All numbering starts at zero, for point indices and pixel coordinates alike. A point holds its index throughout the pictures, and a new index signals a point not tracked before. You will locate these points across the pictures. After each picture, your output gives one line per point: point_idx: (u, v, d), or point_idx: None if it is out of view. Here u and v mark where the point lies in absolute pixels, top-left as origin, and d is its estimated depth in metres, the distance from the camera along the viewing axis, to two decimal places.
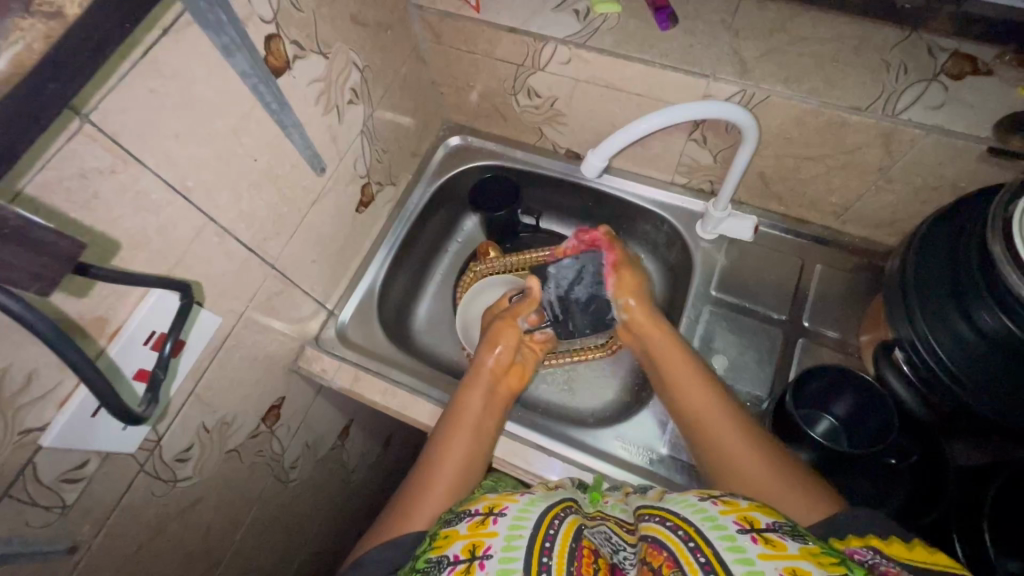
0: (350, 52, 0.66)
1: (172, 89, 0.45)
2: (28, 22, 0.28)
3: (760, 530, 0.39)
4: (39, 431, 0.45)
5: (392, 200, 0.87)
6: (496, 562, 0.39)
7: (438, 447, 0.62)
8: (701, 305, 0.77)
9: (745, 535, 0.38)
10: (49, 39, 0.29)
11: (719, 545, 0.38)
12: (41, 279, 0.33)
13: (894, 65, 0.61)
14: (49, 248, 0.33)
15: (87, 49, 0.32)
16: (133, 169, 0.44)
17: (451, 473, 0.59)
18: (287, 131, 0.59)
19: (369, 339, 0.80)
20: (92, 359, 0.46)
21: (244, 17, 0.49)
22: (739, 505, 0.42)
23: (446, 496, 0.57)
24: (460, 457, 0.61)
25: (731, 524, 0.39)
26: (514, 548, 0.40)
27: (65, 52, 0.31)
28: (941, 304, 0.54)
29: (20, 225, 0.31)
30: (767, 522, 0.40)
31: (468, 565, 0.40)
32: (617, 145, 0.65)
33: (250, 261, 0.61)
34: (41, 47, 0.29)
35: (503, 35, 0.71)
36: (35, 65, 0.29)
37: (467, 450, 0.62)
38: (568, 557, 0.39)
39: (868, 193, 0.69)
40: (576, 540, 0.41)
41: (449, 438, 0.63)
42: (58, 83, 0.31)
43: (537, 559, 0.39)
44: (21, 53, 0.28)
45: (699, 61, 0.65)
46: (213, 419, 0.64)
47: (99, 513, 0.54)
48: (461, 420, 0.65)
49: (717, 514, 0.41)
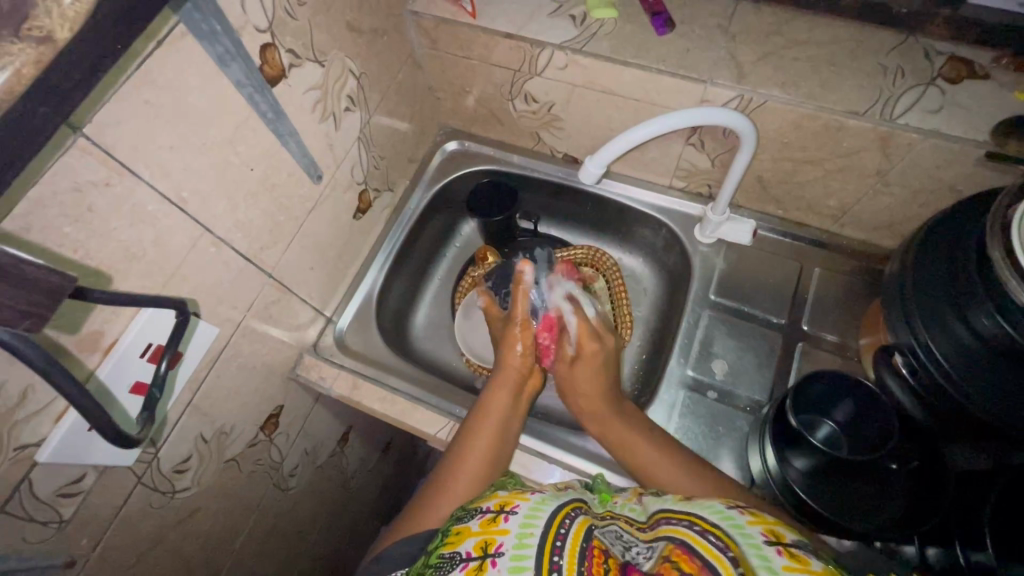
0: (346, 60, 0.66)
1: (165, 100, 0.45)
2: (18, 47, 0.27)
3: (786, 545, 0.40)
4: (35, 446, 0.44)
5: (389, 206, 0.87)
6: (507, 560, 0.41)
7: (463, 449, 0.62)
8: (700, 310, 0.77)
9: (771, 546, 0.39)
10: (39, 63, 0.29)
11: (747, 551, 0.39)
12: (32, 316, 0.33)
13: (891, 69, 0.61)
14: (36, 284, 0.33)
15: (79, 73, 0.32)
16: (127, 181, 0.44)
17: (471, 479, 0.59)
18: (283, 139, 0.59)
19: (367, 346, 0.80)
20: (82, 383, 0.46)
21: (238, 28, 0.49)
22: (765, 518, 0.43)
23: (481, 468, 0.61)
24: (487, 460, 0.62)
25: (758, 534, 0.40)
26: (526, 546, 0.41)
27: (56, 75, 0.31)
28: (938, 307, 0.54)
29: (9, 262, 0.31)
30: (791, 538, 0.41)
31: (481, 562, 0.41)
32: (616, 151, 0.64)
33: (247, 270, 0.61)
34: (29, 71, 0.28)
35: (499, 41, 0.71)
36: (22, 91, 0.28)
37: (491, 457, 0.62)
38: (578, 557, 0.40)
39: (866, 196, 0.69)
40: (586, 540, 0.42)
41: (473, 440, 0.63)
42: (50, 108, 0.32)
43: (548, 559, 0.40)
44: (10, 79, 0.27)
45: (695, 66, 0.65)
46: (212, 430, 0.64)
47: (97, 527, 0.54)
48: (490, 403, 0.68)
49: (744, 523, 0.41)
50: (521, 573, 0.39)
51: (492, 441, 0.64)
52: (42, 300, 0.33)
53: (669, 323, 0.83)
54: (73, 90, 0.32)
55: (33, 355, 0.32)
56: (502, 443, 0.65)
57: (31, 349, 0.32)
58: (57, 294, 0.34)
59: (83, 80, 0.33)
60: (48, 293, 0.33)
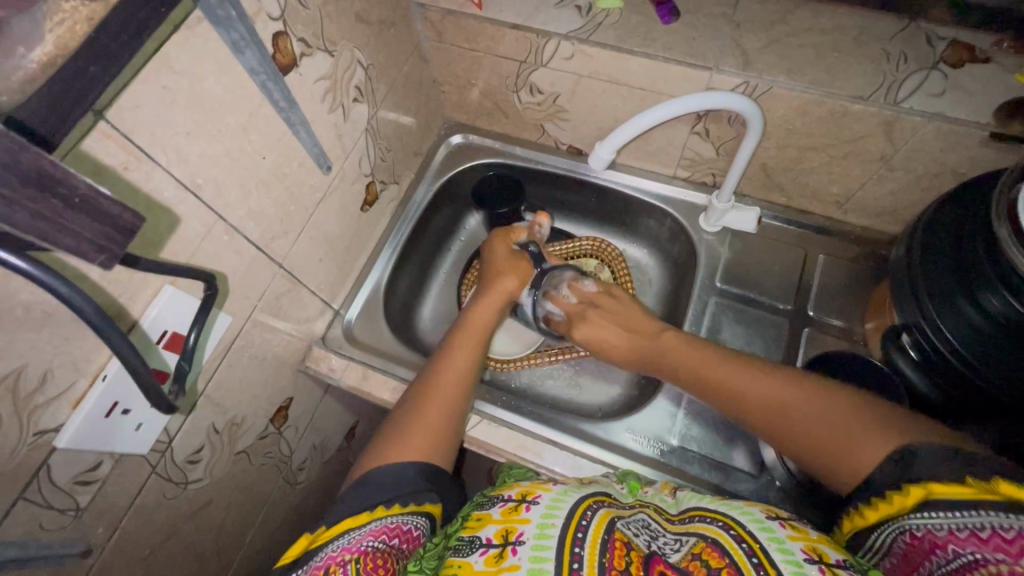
0: (355, 51, 0.66)
1: (182, 85, 0.45)
2: (71, 5, 0.31)
3: (829, 564, 0.40)
4: (54, 432, 0.44)
5: (396, 199, 0.87)
6: (528, 548, 0.42)
7: (423, 398, 0.60)
8: (707, 297, 0.78)
9: (812, 564, 0.39)
10: (91, 20, 0.32)
11: (783, 567, 0.39)
12: (107, 252, 0.34)
13: (894, 55, 0.62)
14: (115, 221, 0.34)
15: (124, 33, 0.34)
16: (145, 165, 0.44)
17: (433, 430, 0.57)
18: (294, 129, 0.59)
19: (375, 338, 0.80)
20: (125, 333, 0.46)
21: (253, 14, 0.49)
22: (808, 535, 0.43)
23: (438, 424, 0.58)
24: (442, 420, 0.59)
25: (799, 551, 0.41)
26: (547, 537, 0.43)
27: (104, 36, 0.34)
28: (950, 287, 0.55)
29: (89, 193, 0.32)
30: (836, 557, 0.40)
31: (502, 549, 0.43)
32: (625, 135, 0.64)
33: (258, 259, 0.61)
34: (83, 28, 0.32)
35: (506, 31, 0.71)
36: (76, 45, 0.32)
37: (455, 410, 0.60)
38: (600, 548, 0.42)
39: (870, 182, 0.70)
40: (609, 531, 0.43)
41: (427, 397, 0.60)
42: (100, 68, 0.34)
43: (569, 549, 0.41)
44: (64, 33, 0.31)
45: (702, 53, 0.66)
46: (223, 421, 0.64)
47: (113, 516, 0.53)
48: (445, 377, 0.62)
49: (784, 537, 0.42)
50: (542, 563, 0.41)
51: (451, 401, 0.61)
52: (115, 236, 0.34)
53: (675, 312, 0.83)
54: (120, 51, 0.35)
55: (86, 308, 0.31)
56: (465, 394, 0.62)
57: (88, 304, 0.31)
58: (133, 233, 0.35)
59: (132, 41, 0.35)
60: (124, 232, 0.35)
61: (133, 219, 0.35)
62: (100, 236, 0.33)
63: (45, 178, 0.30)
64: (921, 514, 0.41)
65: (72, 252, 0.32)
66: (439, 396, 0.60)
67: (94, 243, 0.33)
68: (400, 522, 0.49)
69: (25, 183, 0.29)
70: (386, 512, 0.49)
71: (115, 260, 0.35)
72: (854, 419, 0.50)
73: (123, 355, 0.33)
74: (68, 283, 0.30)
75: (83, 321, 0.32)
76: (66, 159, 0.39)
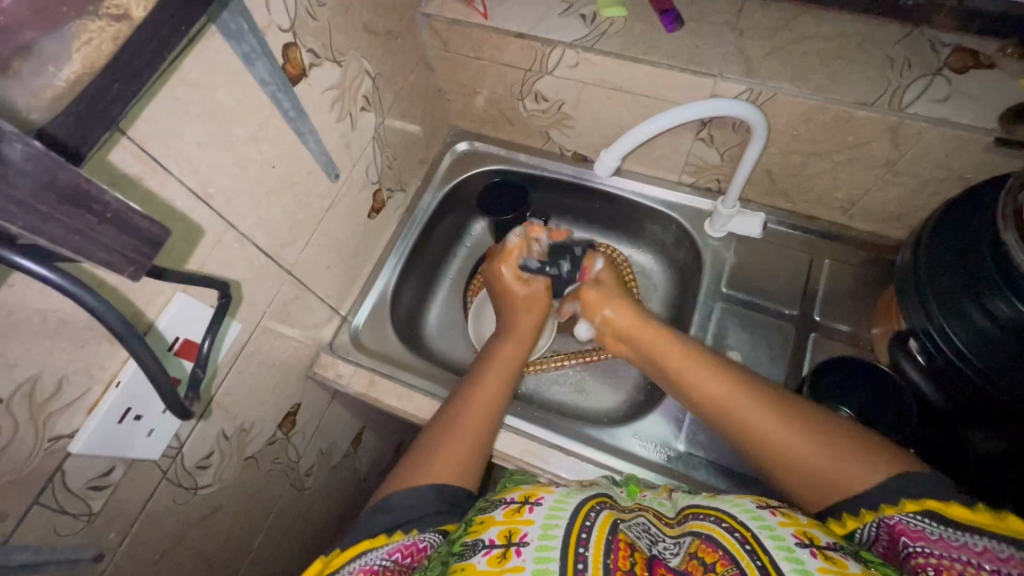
0: (362, 61, 0.67)
1: (196, 97, 0.46)
2: (98, 24, 0.33)
3: (821, 547, 0.40)
4: (69, 437, 0.45)
5: (402, 207, 0.88)
6: (532, 550, 0.42)
7: (449, 422, 0.60)
8: (713, 302, 0.78)
9: (804, 549, 0.40)
10: (115, 40, 0.34)
11: (776, 554, 0.39)
12: (134, 263, 0.35)
13: (897, 61, 0.62)
14: (143, 233, 0.35)
15: (146, 51, 0.35)
16: (159, 176, 0.45)
17: (460, 455, 0.57)
18: (303, 138, 0.60)
19: (381, 344, 0.81)
20: (142, 333, 0.47)
21: (263, 26, 0.50)
22: (799, 520, 0.43)
23: (466, 449, 0.58)
24: (469, 445, 0.58)
25: (790, 536, 0.41)
26: (550, 538, 0.43)
27: (128, 53, 0.34)
28: (956, 293, 0.55)
29: (122, 209, 0.33)
30: (827, 540, 0.41)
31: (505, 550, 0.43)
32: (629, 144, 0.65)
33: (267, 267, 0.62)
34: (108, 47, 0.34)
35: (511, 40, 0.72)
36: (102, 63, 0.33)
37: (484, 432, 0.60)
38: (604, 549, 0.42)
39: (874, 187, 0.70)
40: (612, 533, 0.44)
41: (455, 423, 0.60)
42: (123, 83, 0.34)
43: (573, 550, 0.42)
44: (90, 53, 0.33)
45: (705, 61, 0.66)
46: (233, 427, 0.65)
47: (124, 521, 0.54)
48: (472, 402, 0.62)
49: (775, 525, 0.42)
50: (546, 565, 0.41)
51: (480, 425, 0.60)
52: (142, 248, 0.35)
53: (682, 318, 0.84)
54: (144, 68, 0.35)
55: (111, 318, 0.32)
56: (495, 415, 0.62)
57: (112, 313, 0.32)
58: (159, 244, 0.36)
59: (152, 59, 0.36)
60: (152, 244, 0.36)
61: (158, 230, 0.36)
62: (127, 247, 0.34)
63: (81, 194, 0.31)
64: (915, 517, 0.43)
65: (104, 263, 0.33)
66: (468, 425, 0.60)
67: (124, 254, 0.34)
68: (414, 539, 0.50)
69: (63, 199, 0.30)
70: (404, 534, 0.50)
71: (142, 270, 0.36)
72: (840, 441, 0.51)
73: (144, 363, 0.34)
74: (91, 292, 0.31)
75: (109, 331, 0.32)
76: (89, 166, 0.40)
